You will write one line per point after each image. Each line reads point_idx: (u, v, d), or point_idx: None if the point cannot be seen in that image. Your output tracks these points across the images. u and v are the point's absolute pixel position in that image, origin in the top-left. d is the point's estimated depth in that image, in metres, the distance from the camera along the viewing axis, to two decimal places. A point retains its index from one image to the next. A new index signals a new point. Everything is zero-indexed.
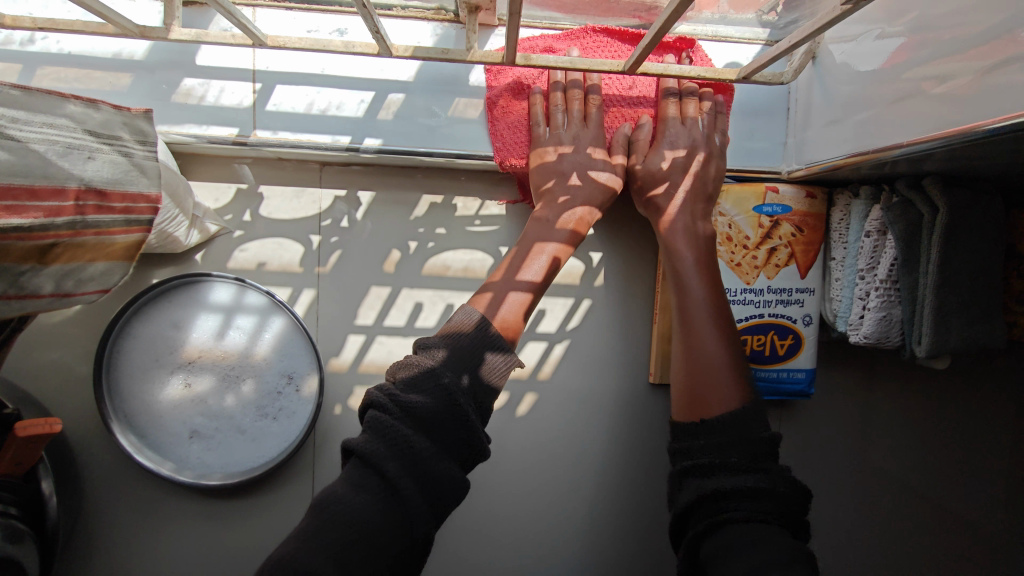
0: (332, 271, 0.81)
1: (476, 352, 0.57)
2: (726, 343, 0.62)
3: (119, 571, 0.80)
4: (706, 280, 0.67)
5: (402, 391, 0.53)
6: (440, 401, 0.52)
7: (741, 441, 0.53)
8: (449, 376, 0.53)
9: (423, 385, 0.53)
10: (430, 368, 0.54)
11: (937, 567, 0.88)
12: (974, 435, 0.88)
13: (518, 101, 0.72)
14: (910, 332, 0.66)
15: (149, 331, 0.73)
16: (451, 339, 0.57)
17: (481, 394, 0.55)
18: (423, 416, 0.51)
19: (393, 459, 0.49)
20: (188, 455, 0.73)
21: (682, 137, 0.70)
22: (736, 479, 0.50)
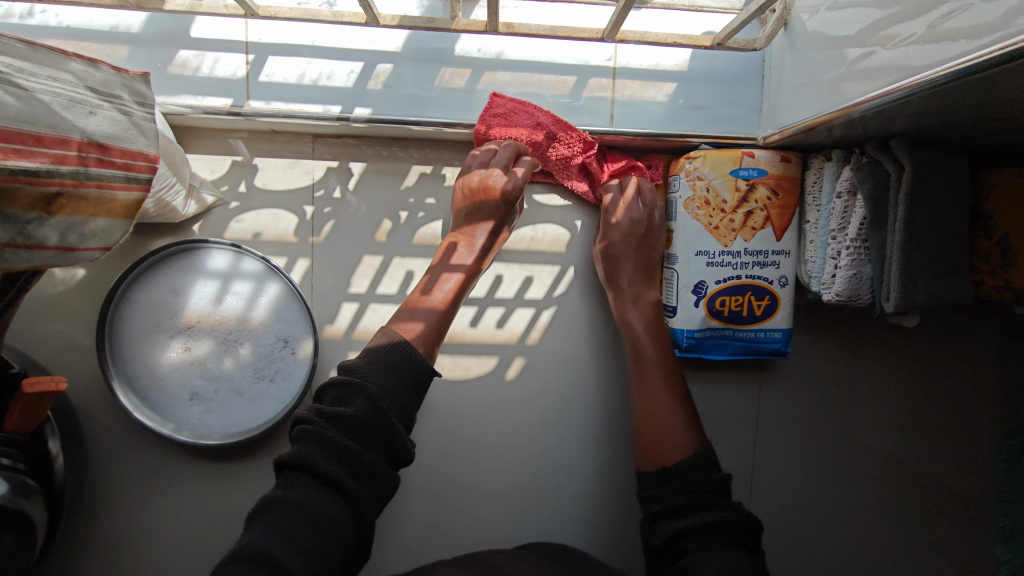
0: (325, 241, 0.83)
1: (394, 362, 0.61)
2: (678, 401, 0.71)
3: (126, 529, 0.84)
4: (656, 344, 0.76)
5: (329, 406, 0.57)
6: (363, 411, 0.56)
7: (703, 484, 0.61)
8: (372, 387, 0.57)
9: (347, 397, 0.57)
10: (353, 381, 0.58)
11: (907, 520, 0.92)
12: (948, 395, 0.91)
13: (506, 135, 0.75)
14: (880, 289, 0.69)
15: (150, 296, 0.76)
16: (381, 354, 0.61)
17: (403, 395, 0.60)
18: (348, 427, 0.55)
19: (329, 462, 0.53)
20: (188, 417, 0.76)
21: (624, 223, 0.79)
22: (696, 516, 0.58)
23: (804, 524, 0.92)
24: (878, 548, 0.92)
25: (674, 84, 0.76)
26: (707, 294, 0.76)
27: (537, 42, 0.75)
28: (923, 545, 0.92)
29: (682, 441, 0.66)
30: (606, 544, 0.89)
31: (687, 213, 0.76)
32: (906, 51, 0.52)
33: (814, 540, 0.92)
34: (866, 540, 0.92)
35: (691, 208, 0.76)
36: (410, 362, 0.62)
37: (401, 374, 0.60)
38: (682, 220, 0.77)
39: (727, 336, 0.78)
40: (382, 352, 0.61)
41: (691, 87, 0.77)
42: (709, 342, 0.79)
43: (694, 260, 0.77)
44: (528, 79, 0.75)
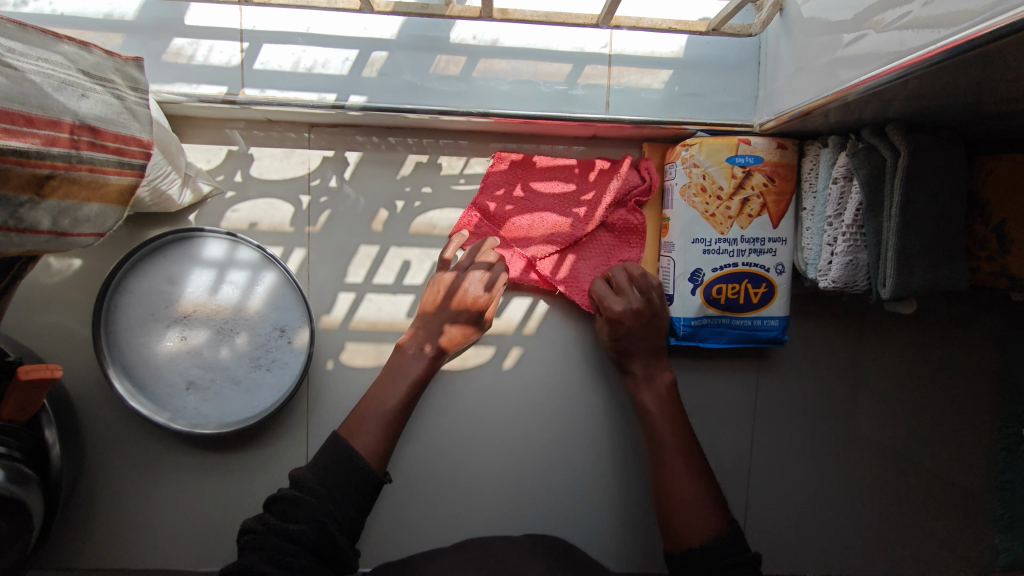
0: (322, 231, 0.83)
1: (343, 472, 0.65)
2: (699, 475, 0.70)
3: (125, 517, 0.84)
4: (673, 425, 0.75)
5: (277, 520, 0.60)
6: (309, 527, 0.60)
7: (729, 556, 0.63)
8: (319, 506, 0.61)
9: (295, 514, 0.61)
10: (301, 497, 0.62)
11: (903, 509, 0.92)
12: (946, 383, 0.91)
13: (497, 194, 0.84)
14: (876, 275, 0.69)
15: (146, 285, 0.75)
16: (332, 466, 0.65)
17: (349, 505, 0.64)
18: (293, 541, 0.58)
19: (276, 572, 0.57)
20: (185, 406, 0.76)
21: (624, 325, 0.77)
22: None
23: (801, 514, 0.92)
24: (876, 538, 0.93)
25: (670, 70, 0.76)
26: (703, 282, 0.76)
27: (533, 29, 0.75)
28: (919, 533, 0.92)
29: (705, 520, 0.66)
30: (604, 534, 0.89)
31: (683, 201, 0.76)
32: (899, 36, 0.52)
33: (811, 529, 0.92)
34: (864, 529, 0.93)
35: (687, 195, 0.76)
36: (361, 476, 0.65)
37: (351, 486, 0.65)
38: (679, 208, 0.77)
39: (723, 324, 0.78)
40: (327, 462, 0.65)
41: (688, 74, 0.77)
42: (705, 330, 0.79)
43: (690, 248, 0.76)
44: (524, 67, 0.75)
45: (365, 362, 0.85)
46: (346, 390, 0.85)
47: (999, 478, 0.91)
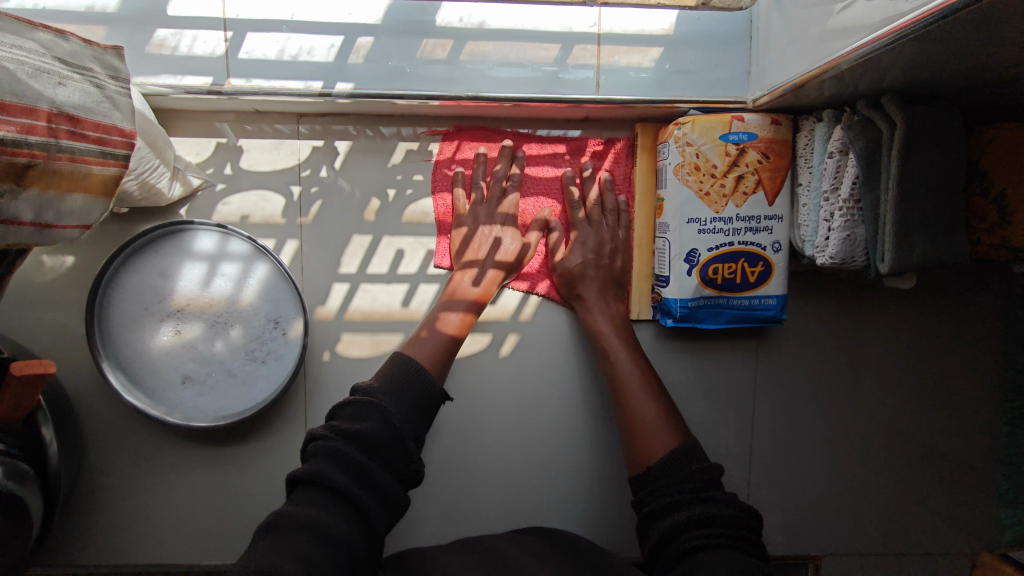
0: (313, 221, 0.83)
1: (412, 382, 0.67)
2: (657, 401, 0.73)
3: (129, 509, 0.86)
4: (636, 361, 0.77)
5: (345, 422, 0.61)
6: (377, 428, 0.60)
7: (683, 479, 0.61)
8: (386, 407, 0.62)
9: (363, 415, 0.61)
10: (368, 401, 0.63)
11: (906, 488, 0.92)
12: (948, 359, 0.90)
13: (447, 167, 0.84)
14: (874, 250, 0.68)
15: (137, 281, 0.74)
16: (402, 378, 0.67)
17: (415, 414, 0.65)
18: (360, 438, 0.59)
19: (340, 474, 0.56)
20: (182, 400, 0.76)
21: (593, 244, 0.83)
22: (722, 504, 0.58)
23: (801, 494, 0.92)
24: (879, 517, 0.92)
25: (659, 48, 0.75)
26: (699, 262, 0.75)
27: (520, 9, 0.74)
28: (922, 510, 0.92)
29: (665, 441, 0.68)
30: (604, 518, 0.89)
31: (677, 180, 0.75)
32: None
33: (814, 509, 0.92)
34: (867, 509, 0.92)
35: (680, 174, 0.75)
36: (425, 383, 0.67)
37: (418, 393, 0.66)
38: (673, 188, 0.75)
39: (720, 304, 0.78)
40: (398, 369, 0.67)
41: (678, 52, 0.75)
42: (703, 310, 0.78)
43: (685, 228, 0.75)
44: (512, 49, 0.74)
45: (362, 352, 0.85)
46: (344, 382, 0.85)
47: (1004, 453, 0.91)
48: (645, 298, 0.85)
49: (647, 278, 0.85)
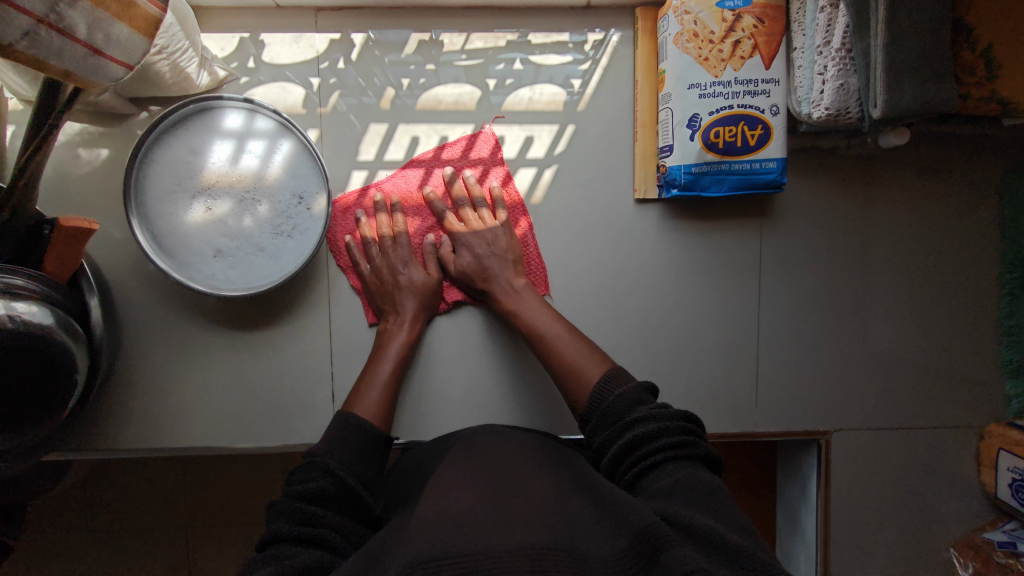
0: (332, 110, 0.87)
1: (351, 438, 0.68)
2: (583, 346, 0.77)
3: (163, 392, 0.91)
4: (545, 316, 0.80)
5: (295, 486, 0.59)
6: (328, 483, 0.59)
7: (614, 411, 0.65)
8: (333, 463, 0.62)
9: (312, 476, 0.60)
10: (314, 463, 0.62)
11: (910, 363, 0.95)
12: (947, 236, 0.93)
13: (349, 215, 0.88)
14: (866, 97, 0.72)
15: (170, 158, 0.79)
16: (342, 433, 0.68)
17: (361, 467, 0.65)
18: (315, 494, 0.57)
19: (301, 526, 0.52)
20: (213, 273, 0.80)
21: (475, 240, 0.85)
22: (654, 424, 0.59)
23: (807, 371, 0.95)
24: (885, 392, 0.95)
25: None
26: (701, 126, 0.79)
27: None
28: (926, 384, 0.95)
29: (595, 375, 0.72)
30: None
31: (677, 49, 0.79)
32: None
33: (820, 385, 0.95)
34: (871, 384, 0.95)
35: (680, 42, 0.78)
36: (361, 429, 0.69)
37: (360, 448, 0.68)
38: (673, 57, 0.79)
39: (724, 170, 0.81)
40: (337, 431, 0.68)
41: None
42: (707, 178, 0.82)
43: (686, 94, 0.79)
44: None
45: None
46: None
47: (1005, 324, 0.94)
48: (650, 175, 0.89)
49: (653, 158, 0.88)
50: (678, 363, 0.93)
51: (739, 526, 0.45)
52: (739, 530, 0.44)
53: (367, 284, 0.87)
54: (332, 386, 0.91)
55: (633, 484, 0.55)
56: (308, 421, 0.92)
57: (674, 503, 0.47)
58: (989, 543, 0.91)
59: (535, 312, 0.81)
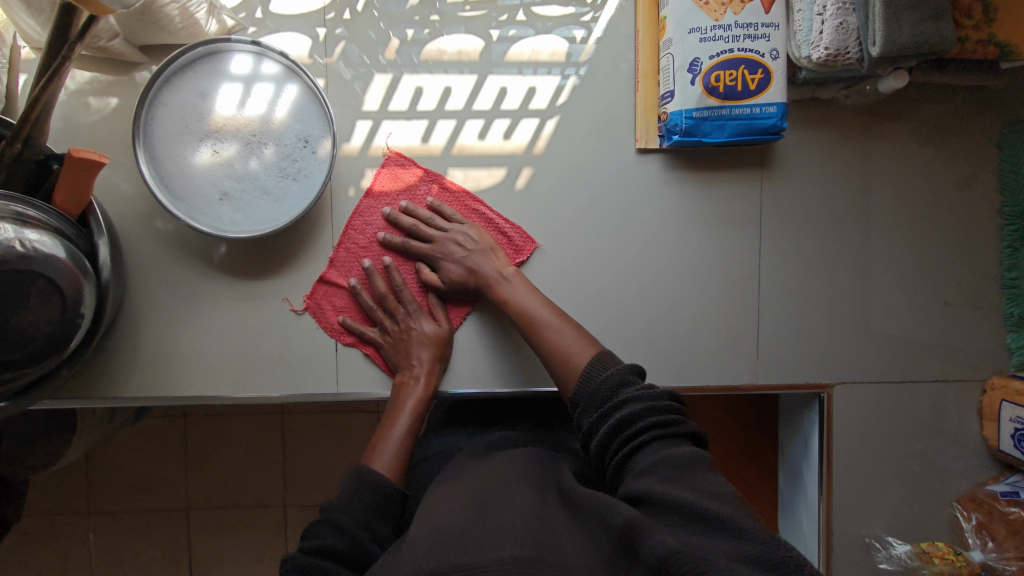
0: (338, 61, 0.89)
1: (368, 490, 0.62)
2: (569, 328, 0.76)
3: (165, 342, 0.91)
4: (530, 300, 0.80)
5: (307, 542, 0.56)
6: (337, 543, 0.56)
7: (596, 392, 0.64)
8: (346, 520, 0.58)
9: (324, 531, 0.57)
10: (327, 517, 0.59)
11: (911, 317, 0.95)
12: (947, 189, 0.94)
13: (347, 267, 0.91)
14: (865, 37, 0.74)
15: (178, 100, 0.80)
16: (358, 485, 0.63)
17: (376, 520, 0.61)
18: (323, 554, 0.54)
19: None
20: (220, 215, 0.81)
21: (456, 251, 0.86)
22: (639, 403, 0.60)
23: (809, 325, 0.94)
24: (887, 346, 0.95)
25: None
26: (702, 70, 0.80)
27: None
28: (927, 338, 0.95)
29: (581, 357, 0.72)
30: (619, 347, 0.93)
31: None
32: None
33: (822, 339, 0.95)
34: (873, 338, 0.95)
35: None
36: (375, 485, 0.63)
37: (374, 502, 0.62)
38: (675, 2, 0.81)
39: (724, 115, 0.81)
40: (352, 485, 0.63)
41: None
42: (708, 123, 0.82)
43: (687, 39, 0.80)
44: None
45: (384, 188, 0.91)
46: (367, 215, 0.91)
47: (1006, 278, 0.94)
48: (651, 125, 0.90)
49: (654, 109, 0.90)
50: (679, 316, 0.93)
51: (713, 496, 0.48)
52: (718, 496, 0.48)
53: (373, 334, 0.89)
54: (334, 338, 0.92)
55: (622, 467, 0.58)
56: (311, 372, 0.92)
57: (654, 484, 0.50)
58: (992, 496, 0.91)
59: (522, 296, 0.81)
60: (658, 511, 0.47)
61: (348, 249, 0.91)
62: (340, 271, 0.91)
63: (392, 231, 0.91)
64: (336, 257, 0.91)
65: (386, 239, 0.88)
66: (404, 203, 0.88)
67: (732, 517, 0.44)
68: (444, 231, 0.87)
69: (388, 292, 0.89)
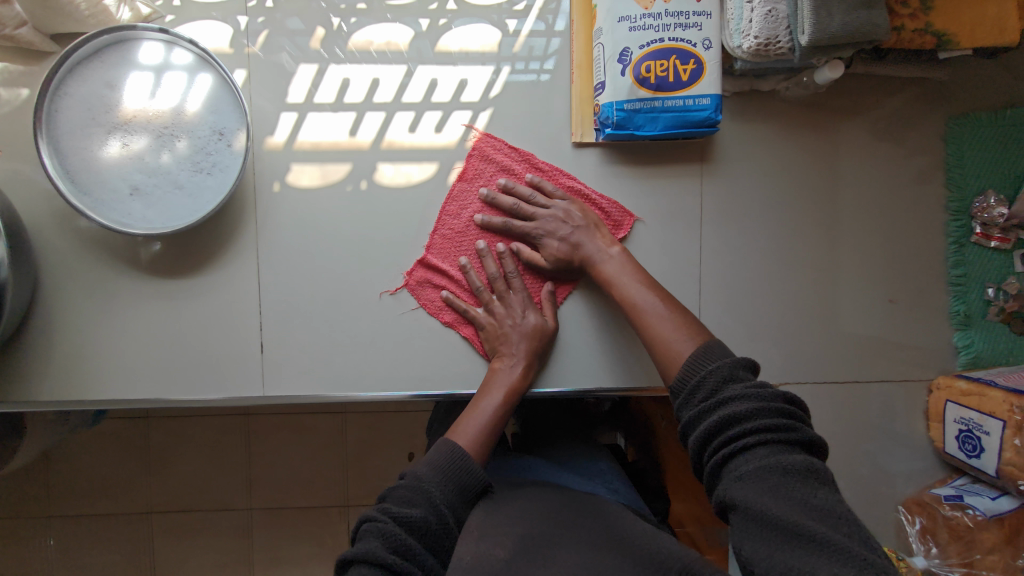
0: (260, 50, 0.85)
1: (458, 469, 0.63)
2: (677, 313, 0.72)
3: (83, 344, 0.87)
4: (636, 279, 0.77)
5: (396, 505, 0.58)
6: (428, 515, 0.57)
7: (699, 383, 0.60)
8: (436, 492, 0.60)
9: (414, 499, 0.59)
10: (419, 485, 0.60)
11: (857, 316, 0.92)
12: (893, 184, 0.91)
13: (445, 247, 0.89)
14: (795, 25, 0.71)
15: (84, 91, 0.76)
16: (447, 464, 0.63)
17: (461, 502, 0.62)
18: (413, 521, 0.56)
19: (392, 558, 0.51)
20: (130, 211, 0.77)
21: (549, 227, 0.83)
22: (746, 401, 0.56)
23: (753, 325, 0.92)
24: (833, 346, 0.92)
25: None
26: (632, 60, 0.77)
27: None
28: (873, 337, 0.93)
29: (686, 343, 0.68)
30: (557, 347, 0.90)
31: None
32: None
33: (766, 339, 0.92)
34: (819, 338, 0.92)
35: None
36: (465, 469, 0.64)
37: (463, 484, 0.63)
38: None
39: (657, 107, 0.78)
40: (440, 459, 0.64)
41: None
42: (640, 116, 0.79)
43: (617, 28, 0.78)
44: None
45: (311, 183, 0.87)
46: (294, 211, 0.87)
47: (952, 275, 0.92)
48: (587, 118, 0.87)
49: (589, 102, 0.87)
50: None
51: (826, 519, 0.46)
52: (831, 518, 0.46)
53: (474, 314, 0.86)
54: (260, 339, 0.88)
55: (720, 467, 0.55)
56: (234, 374, 0.89)
57: (758, 496, 0.49)
58: (935, 498, 0.88)
59: (630, 279, 0.78)
60: (759, 525, 0.47)
61: (450, 229, 0.88)
62: (439, 257, 0.88)
63: (489, 212, 0.88)
64: (438, 236, 0.88)
65: (485, 219, 0.86)
66: (502, 181, 0.86)
67: (843, 544, 0.43)
68: (546, 208, 0.84)
69: (492, 276, 0.86)
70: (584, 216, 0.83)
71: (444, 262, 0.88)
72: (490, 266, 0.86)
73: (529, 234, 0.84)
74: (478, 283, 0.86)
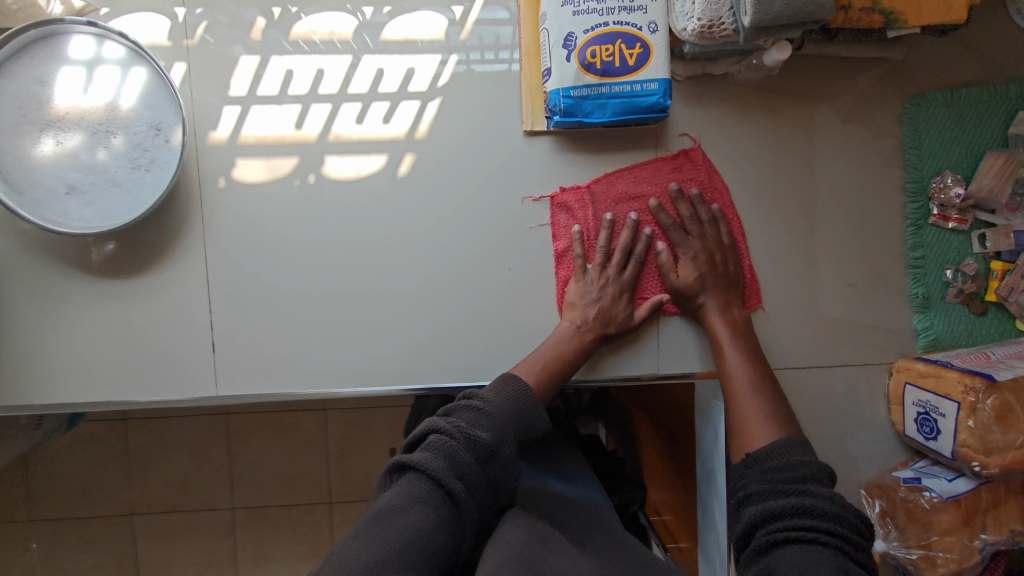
0: (200, 43, 0.83)
1: (524, 411, 0.70)
2: (774, 407, 0.75)
3: (30, 348, 0.86)
4: (751, 362, 0.80)
5: (463, 425, 0.61)
6: (495, 444, 0.61)
7: (783, 467, 0.62)
8: (503, 426, 0.64)
9: (482, 424, 0.62)
10: (486, 415, 0.63)
11: (817, 301, 0.91)
12: (850, 167, 0.90)
13: (596, 201, 0.88)
14: (737, 6, 0.70)
15: (13, 88, 0.74)
16: (513, 404, 0.69)
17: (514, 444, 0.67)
18: (481, 446, 0.59)
19: (456, 476, 0.55)
20: (67, 211, 0.75)
21: (697, 249, 0.85)
22: (826, 502, 0.56)
23: None
24: (794, 333, 0.92)
25: None
26: (577, 45, 0.76)
27: None
28: (834, 322, 0.92)
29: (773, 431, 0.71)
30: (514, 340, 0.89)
31: None
32: None
33: None
34: (779, 324, 0.91)
35: None
36: (527, 418, 0.70)
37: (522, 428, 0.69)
38: None
39: (605, 93, 0.77)
40: (515, 395, 0.70)
41: None
42: (588, 102, 0.78)
43: (560, 12, 0.76)
44: None
45: (256, 178, 0.85)
46: (241, 207, 0.86)
47: (911, 258, 0.91)
48: (537, 107, 0.86)
49: (539, 90, 0.85)
50: None
51: None
52: None
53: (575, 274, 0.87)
54: (211, 338, 0.87)
55: (769, 548, 0.55)
56: (186, 376, 0.87)
57: None
58: (894, 482, 0.88)
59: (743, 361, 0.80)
60: None
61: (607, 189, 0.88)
62: (597, 199, 0.88)
63: (665, 203, 0.88)
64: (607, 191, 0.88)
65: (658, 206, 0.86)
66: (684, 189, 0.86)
67: None
68: (689, 236, 0.86)
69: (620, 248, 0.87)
70: (723, 263, 0.86)
71: (585, 213, 0.88)
72: (631, 240, 0.87)
73: (676, 240, 0.86)
74: (601, 252, 0.87)
